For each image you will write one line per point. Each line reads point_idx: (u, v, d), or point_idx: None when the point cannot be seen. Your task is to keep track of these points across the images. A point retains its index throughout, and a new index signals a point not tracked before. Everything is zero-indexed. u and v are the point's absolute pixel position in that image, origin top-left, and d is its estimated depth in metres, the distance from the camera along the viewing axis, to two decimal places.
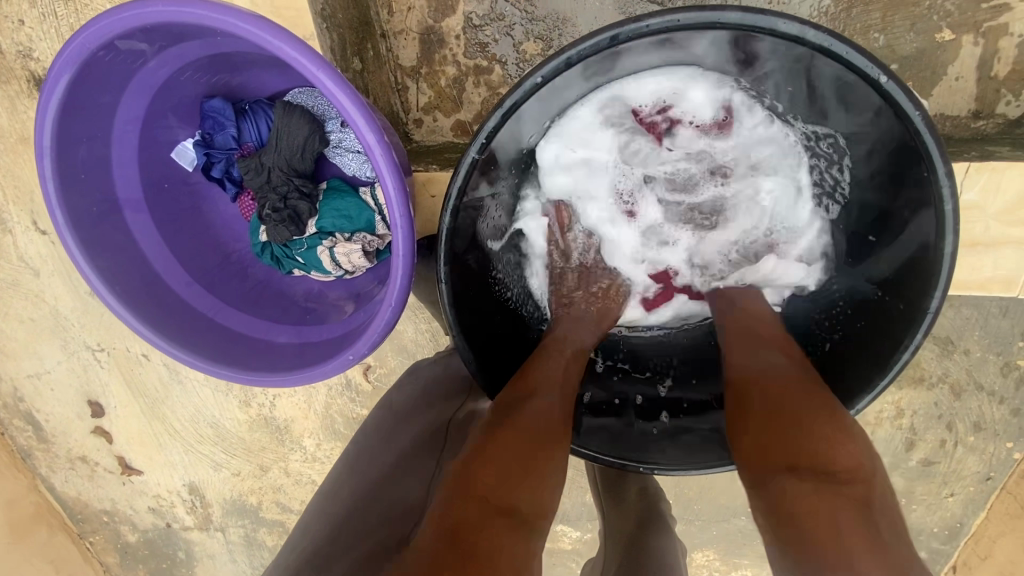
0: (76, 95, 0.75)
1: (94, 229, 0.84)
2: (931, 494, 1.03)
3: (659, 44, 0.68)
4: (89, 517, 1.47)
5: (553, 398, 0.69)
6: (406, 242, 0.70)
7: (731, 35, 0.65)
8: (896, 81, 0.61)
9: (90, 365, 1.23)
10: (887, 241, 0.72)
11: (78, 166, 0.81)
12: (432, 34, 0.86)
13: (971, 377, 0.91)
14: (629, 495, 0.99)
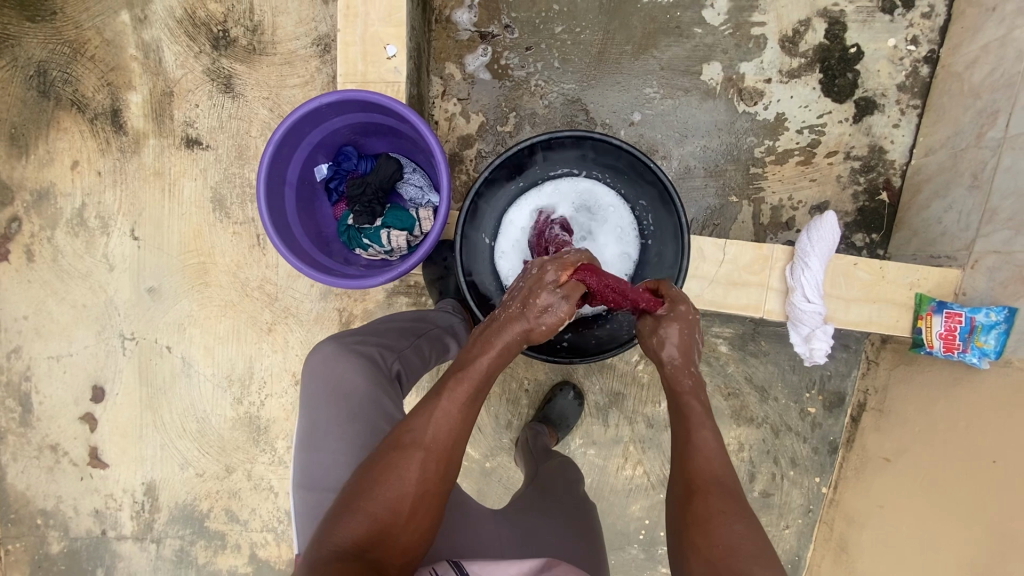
0: (304, 121, 0.96)
1: (275, 195, 0.97)
2: (773, 525, 1.34)
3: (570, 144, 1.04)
4: (25, 516, 1.50)
5: (433, 448, 0.77)
6: (445, 216, 0.98)
7: (603, 146, 1.03)
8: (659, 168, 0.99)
9: (114, 351, 1.48)
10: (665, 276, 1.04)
11: (284, 155, 0.97)
12: (456, 156, 1.38)
13: (782, 419, 1.32)
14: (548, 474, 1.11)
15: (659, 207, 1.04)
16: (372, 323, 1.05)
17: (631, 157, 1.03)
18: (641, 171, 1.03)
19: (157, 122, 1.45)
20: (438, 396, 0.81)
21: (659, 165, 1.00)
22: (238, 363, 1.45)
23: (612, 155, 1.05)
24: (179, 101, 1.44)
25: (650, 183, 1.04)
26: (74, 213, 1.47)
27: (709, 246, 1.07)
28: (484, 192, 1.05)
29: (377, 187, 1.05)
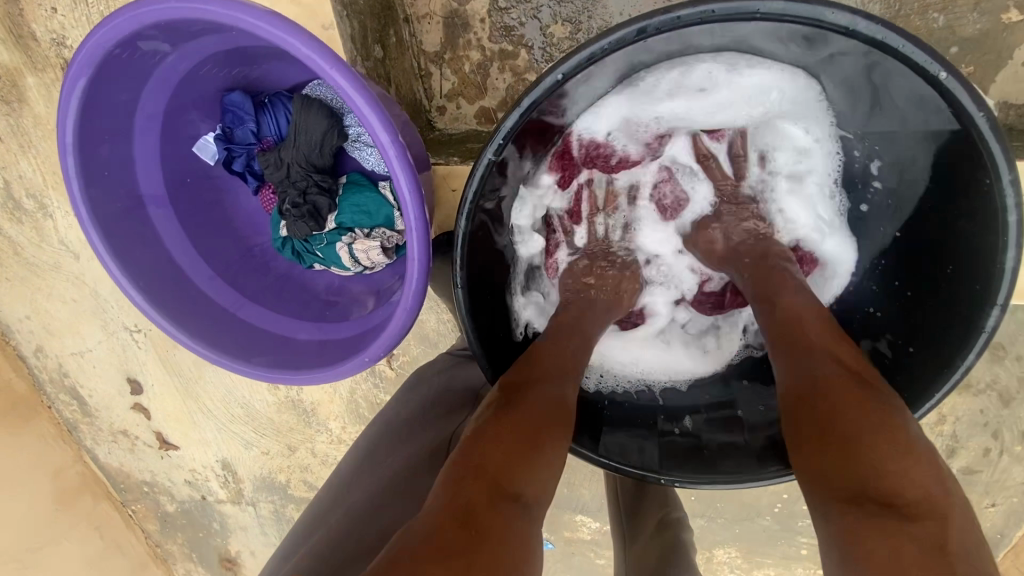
0: (96, 97, 0.70)
1: (122, 224, 0.78)
2: (972, 503, 0.98)
3: (690, 37, 0.61)
4: (131, 487, 1.54)
5: (555, 397, 0.64)
6: (421, 249, 0.62)
7: (768, 26, 0.58)
8: (956, 78, 0.54)
9: (129, 345, 1.28)
10: (945, 257, 0.67)
11: (103, 162, 0.76)
12: (456, 17, 0.79)
13: (1021, 383, 0.86)
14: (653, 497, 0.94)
15: (928, 135, 0.63)
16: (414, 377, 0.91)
17: (840, 39, 0.58)
18: (894, 76, 0.59)
19: (22, 47, 0.97)
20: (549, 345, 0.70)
21: (944, 63, 0.55)
22: None
23: (780, 32, 0.60)
24: (32, 6, 0.93)
25: (925, 106, 0.60)
26: (3, 194, 1.13)
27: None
28: (508, 163, 0.65)
29: (305, 169, 0.76)
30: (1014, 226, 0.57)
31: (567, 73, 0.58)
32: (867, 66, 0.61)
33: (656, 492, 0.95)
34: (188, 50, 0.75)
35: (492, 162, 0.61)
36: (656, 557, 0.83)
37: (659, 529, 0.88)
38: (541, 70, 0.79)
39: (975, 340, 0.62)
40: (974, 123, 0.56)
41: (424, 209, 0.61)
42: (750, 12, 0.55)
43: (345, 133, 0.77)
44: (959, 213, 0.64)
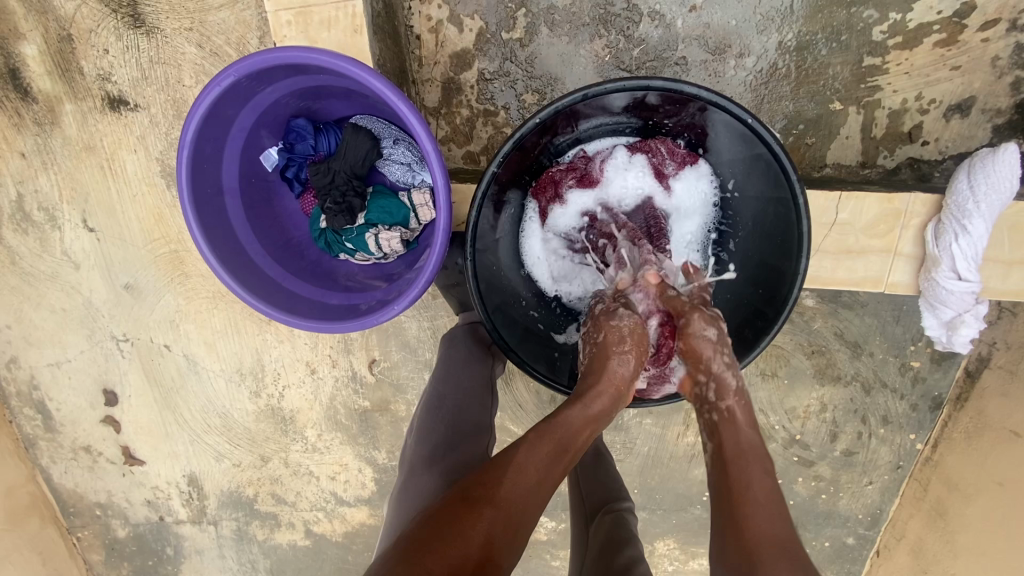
0: (217, 107, 0.71)
1: (208, 209, 0.75)
2: (854, 482, 1.21)
3: (601, 105, 0.82)
4: (83, 510, 1.50)
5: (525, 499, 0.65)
6: (447, 222, 0.73)
7: (651, 97, 0.81)
8: (758, 123, 0.75)
9: (112, 354, 1.34)
10: (770, 264, 0.86)
11: (204, 155, 0.74)
12: (451, 83, 1.03)
13: (876, 375, 1.13)
14: (603, 484, 0.94)
15: (758, 174, 0.83)
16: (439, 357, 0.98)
17: (694, 104, 0.80)
18: (729, 126, 0.80)
19: (66, 80, 1.12)
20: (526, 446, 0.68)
21: (754, 116, 0.76)
22: (246, 356, 1.31)
23: (658, 102, 0.82)
24: (84, 48, 1.10)
25: (743, 140, 0.80)
26: (13, 207, 1.23)
27: (820, 205, 0.90)
28: (493, 187, 0.83)
29: (348, 173, 0.79)
30: (802, 207, 0.78)
31: (544, 119, 0.79)
32: (709, 120, 0.82)
33: (607, 482, 0.95)
34: (279, 84, 0.76)
35: (495, 175, 0.81)
36: (598, 544, 0.83)
37: (604, 514, 0.88)
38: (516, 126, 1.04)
39: (794, 280, 0.81)
40: (772, 147, 0.77)
41: (452, 193, 0.72)
42: (639, 87, 0.77)
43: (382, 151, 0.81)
44: (777, 207, 0.83)
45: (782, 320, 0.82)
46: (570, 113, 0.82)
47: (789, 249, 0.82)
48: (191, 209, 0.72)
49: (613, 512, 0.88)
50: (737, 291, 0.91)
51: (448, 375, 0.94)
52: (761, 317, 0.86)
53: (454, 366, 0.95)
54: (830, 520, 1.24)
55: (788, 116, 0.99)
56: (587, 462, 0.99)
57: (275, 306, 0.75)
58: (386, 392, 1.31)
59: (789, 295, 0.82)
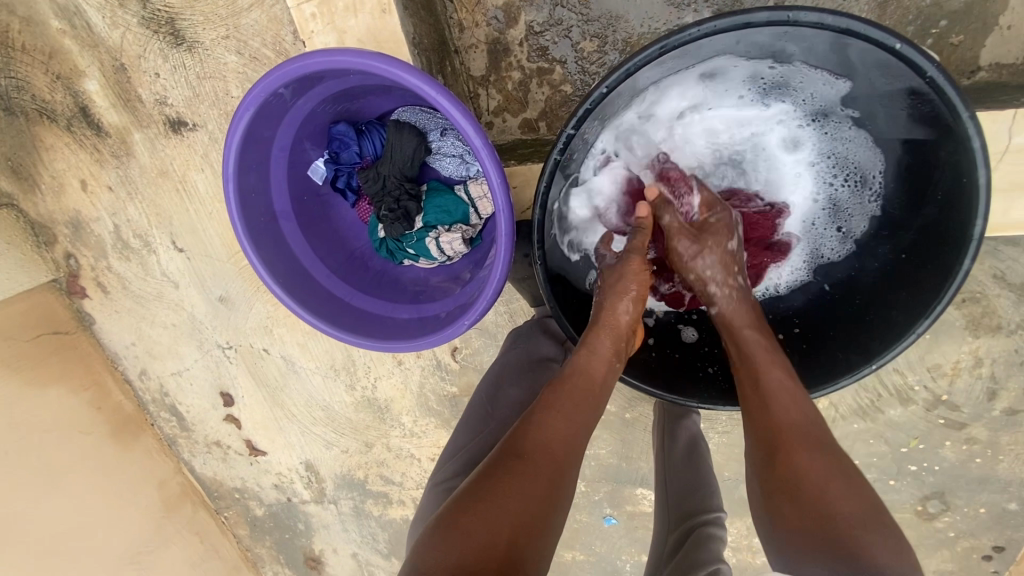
0: (254, 132, 0.68)
1: (266, 237, 0.73)
2: (1020, 443, 1.02)
3: (694, 50, 0.68)
4: (224, 494, 1.65)
5: (551, 466, 0.62)
6: (508, 224, 0.64)
7: (757, 32, 0.66)
8: (910, 45, 0.59)
9: (221, 360, 1.44)
10: (924, 218, 0.73)
11: (251, 183, 0.71)
12: (498, 44, 0.91)
13: None
14: (693, 489, 0.85)
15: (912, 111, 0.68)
16: (499, 356, 0.93)
17: (815, 32, 0.64)
18: (866, 53, 0.64)
19: (130, 109, 1.15)
20: (546, 409, 0.66)
21: (901, 38, 0.60)
22: (336, 353, 1.36)
23: (777, 36, 0.67)
24: (138, 74, 1.11)
25: (885, 68, 0.65)
26: (113, 236, 1.31)
27: (984, 130, 0.71)
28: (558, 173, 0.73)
29: (398, 175, 0.75)
30: (977, 151, 0.61)
31: (613, 86, 0.67)
32: (841, 48, 0.66)
33: (697, 488, 0.85)
34: (312, 92, 0.72)
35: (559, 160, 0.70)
36: (680, 559, 0.75)
37: (690, 526, 0.80)
38: (576, 81, 0.91)
39: (967, 246, 0.66)
40: (927, 74, 0.61)
41: (509, 189, 0.63)
42: (740, 23, 0.63)
43: (429, 146, 0.76)
44: (937, 150, 0.68)
45: (953, 292, 0.68)
46: (652, 67, 0.69)
47: (950, 200, 0.68)
48: (249, 245, 0.70)
49: (699, 524, 0.80)
50: (876, 257, 0.80)
51: (510, 372, 0.89)
52: (912, 293, 0.74)
53: (519, 364, 0.90)
54: (987, 486, 1.07)
55: (921, 11, 0.77)
56: (678, 454, 0.89)
57: (345, 330, 0.72)
58: (471, 377, 1.30)
59: (958, 270, 0.68)
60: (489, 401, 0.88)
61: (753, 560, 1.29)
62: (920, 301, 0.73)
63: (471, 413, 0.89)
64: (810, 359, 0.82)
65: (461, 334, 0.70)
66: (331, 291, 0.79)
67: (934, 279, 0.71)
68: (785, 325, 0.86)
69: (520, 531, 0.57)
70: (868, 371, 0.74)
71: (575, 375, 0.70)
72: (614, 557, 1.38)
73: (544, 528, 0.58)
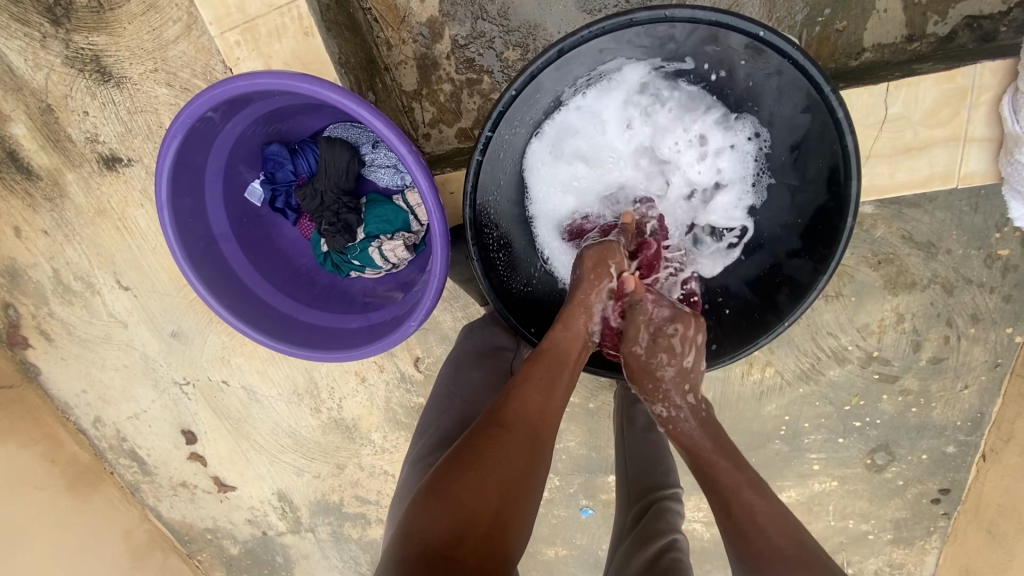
0: (184, 160, 0.69)
1: (206, 261, 0.74)
2: (947, 389, 1.11)
3: (592, 51, 0.75)
4: (196, 536, 1.60)
5: (534, 434, 0.66)
6: (442, 225, 0.67)
7: (644, 30, 0.73)
8: (771, 32, 0.68)
9: (180, 397, 1.40)
10: (813, 187, 0.78)
11: (187, 210, 0.72)
12: (426, 58, 0.95)
13: (958, 273, 1.01)
14: (650, 464, 0.89)
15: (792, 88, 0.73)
16: (453, 351, 0.95)
17: (694, 27, 0.72)
18: (736, 40, 0.72)
19: (60, 150, 1.13)
20: (528, 382, 0.70)
21: (762, 25, 0.68)
22: (299, 377, 1.35)
23: (662, 32, 0.73)
24: (66, 114, 1.09)
25: (757, 54, 0.72)
26: (53, 281, 1.28)
27: (864, 104, 0.79)
28: (484, 174, 0.78)
29: (334, 190, 0.77)
30: (841, 119, 0.69)
31: (521, 89, 0.73)
32: (719, 38, 0.72)
33: (657, 465, 0.89)
34: (240, 116, 0.74)
35: (481, 161, 0.76)
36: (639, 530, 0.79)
37: (650, 500, 0.84)
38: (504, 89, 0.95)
39: (848, 207, 0.74)
40: (790, 55, 0.69)
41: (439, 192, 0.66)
42: (626, 22, 0.71)
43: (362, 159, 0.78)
44: (813, 129, 0.74)
45: (841, 248, 0.75)
46: (555, 70, 0.75)
47: (831, 167, 0.74)
48: (190, 270, 0.71)
49: (657, 498, 0.84)
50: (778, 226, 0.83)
51: (463, 367, 0.90)
52: (809, 253, 0.80)
53: (470, 359, 0.91)
54: (924, 433, 1.15)
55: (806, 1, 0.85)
56: (636, 437, 0.93)
57: (295, 344, 0.74)
58: None
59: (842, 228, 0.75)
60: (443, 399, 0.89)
61: None
62: (818, 261, 0.79)
63: (428, 404, 0.90)
64: (727, 327, 0.87)
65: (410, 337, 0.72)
66: (280, 309, 0.80)
67: (827, 240, 0.77)
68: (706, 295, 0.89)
69: (506, 493, 0.60)
70: (779, 329, 0.81)
71: (552, 347, 0.75)
72: (594, 548, 1.41)
73: (527, 490, 0.62)
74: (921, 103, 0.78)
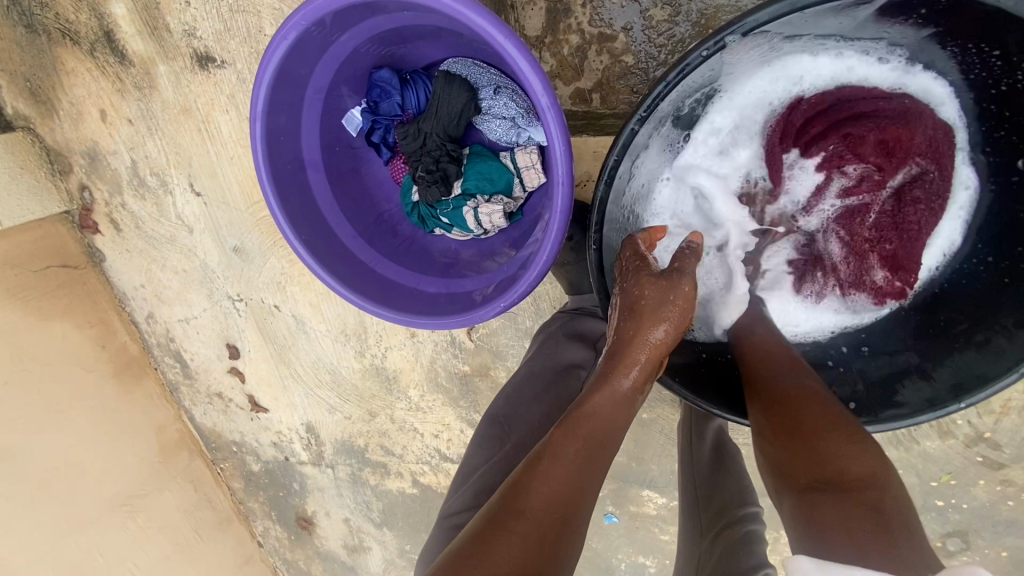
0: (290, 68, 0.63)
1: (289, 186, 0.68)
2: None
3: (803, 22, 0.61)
4: (222, 446, 1.63)
5: (553, 518, 0.56)
6: (564, 199, 0.60)
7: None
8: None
9: (231, 312, 1.40)
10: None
11: (281, 124, 0.66)
12: (558, 2, 0.83)
13: None
14: (725, 485, 0.85)
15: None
16: (524, 359, 0.90)
17: None
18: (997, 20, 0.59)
19: (157, 39, 1.08)
20: (546, 458, 0.60)
21: None
22: (349, 318, 1.31)
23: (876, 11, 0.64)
24: (168, 1, 1.04)
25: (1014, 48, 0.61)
26: (130, 173, 1.26)
27: None
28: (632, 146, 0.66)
29: (441, 135, 0.70)
30: None
31: (710, 51, 0.58)
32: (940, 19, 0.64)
33: (730, 486, 0.85)
34: (356, 29, 0.66)
35: (635, 130, 0.63)
36: (717, 559, 0.76)
37: (727, 523, 0.80)
38: (640, 52, 0.82)
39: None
40: None
41: (570, 159, 0.58)
42: None
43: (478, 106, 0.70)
44: None
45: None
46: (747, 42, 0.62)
47: None
48: (272, 190, 0.65)
49: (734, 520, 0.80)
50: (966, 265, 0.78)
51: (538, 385, 0.84)
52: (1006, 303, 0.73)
53: (549, 376, 0.85)
54: (1019, 532, 1.01)
55: None
56: (705, 461, 0.89)
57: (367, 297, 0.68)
58: (486, 358, 1.25)
59: None
60: (510, 415, 0.84)
61: None
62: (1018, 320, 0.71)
63: (495, 416, 0.86)
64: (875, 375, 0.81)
65: (493, 314, 0.65)
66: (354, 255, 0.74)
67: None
68: (851, 339, 0.85)
69: None
70: (952, 410, 0.73)
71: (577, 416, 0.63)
72: (610, 556, 1.35)
73: None
74: None
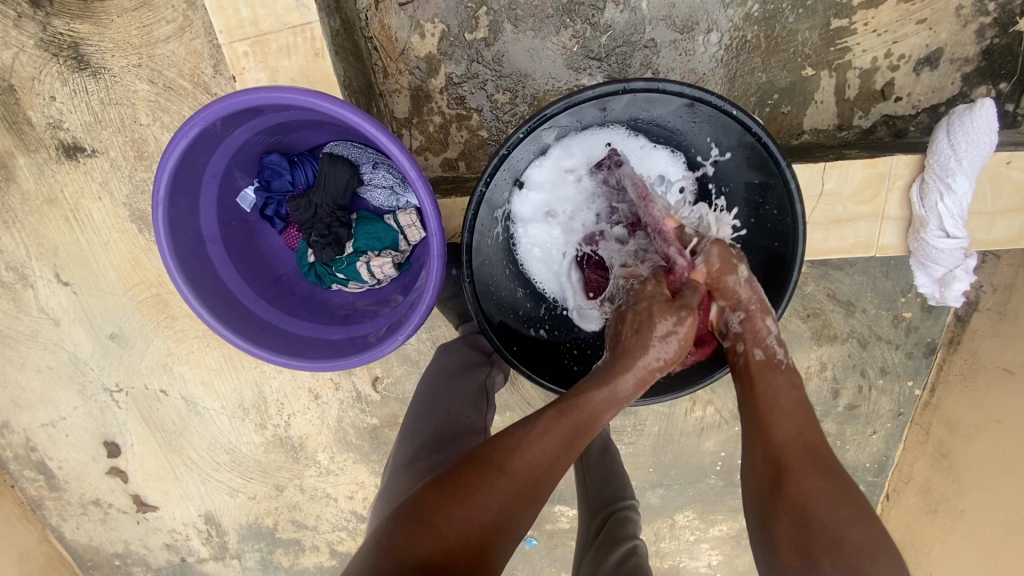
0: (188, 160, 0.71)
1: (191, 260, 0.75)
2: (859, 433, 1.24)
3: (590, 108, 0.82)
4: (102, 562, 1.46)
5: (529, 487, 0.65)
6: (441, 248, 0.74)
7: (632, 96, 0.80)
8: (741, 113, 0.76)
9: (108, 406, 1.31)
10: (774, 245, 0.86)
11: (182, 207, 0.74)
12: (419, 91, 1.00)
13: (870, 330, 1.16)
14: (605, 477, 0.95)
15: (750, 157, 0.83)
16: (430, 366, 0.99)
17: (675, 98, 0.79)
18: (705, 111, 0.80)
19: (16, 133, 1.07)
20: (536, 425, 0.68)
21: (732, 102, 0.76)
22: (246, 391, 1.29)
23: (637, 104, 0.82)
24: (29, 96, 1.05)
25: (727, 128, 0.81)
26: None
27: (807, 178, 0.92)
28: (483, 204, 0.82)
29: (330, 205, 0.81)
30: (793, 189, 0.79)
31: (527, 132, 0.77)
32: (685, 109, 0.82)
33: (612, 479, 0.94)
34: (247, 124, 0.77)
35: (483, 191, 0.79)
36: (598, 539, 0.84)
37: (608, 510, 0.88)
38: (492, 127, 1.01)
39: (794, 261, 0.82)
40: (753, 131, 0.77)
41: (441, 219, 0.72)
42: (618, 89, 0.76)
43: (360, 179, 0.82)
44: (765, 185, 0.84)
45: (786, 302, 0.83)
46: (552, 122, 0.81)
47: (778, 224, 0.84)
48: (175, 266, 0.72)
49: (613, 507, 0.89)
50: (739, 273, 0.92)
51: (444, 382, 0.93)
52: (763, 301, 0.87)
53: (454, 374, 0.94)
54: None
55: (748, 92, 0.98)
56: (593, 459, 0.98)
57: (276, 351, 0.76)
58: (393, 408, 1.31)
59: (788, 281, 0.83)
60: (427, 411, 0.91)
61: (661, 563, 1.40)
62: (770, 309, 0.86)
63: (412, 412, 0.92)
64: None
65: (392, 351, 0.75)
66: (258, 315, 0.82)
67: (777, 285, 0.85)
68: None
69: (485, 537, 0.62)
70: None
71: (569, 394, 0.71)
72: None
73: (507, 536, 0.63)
74: (849, 182, 0.92)
